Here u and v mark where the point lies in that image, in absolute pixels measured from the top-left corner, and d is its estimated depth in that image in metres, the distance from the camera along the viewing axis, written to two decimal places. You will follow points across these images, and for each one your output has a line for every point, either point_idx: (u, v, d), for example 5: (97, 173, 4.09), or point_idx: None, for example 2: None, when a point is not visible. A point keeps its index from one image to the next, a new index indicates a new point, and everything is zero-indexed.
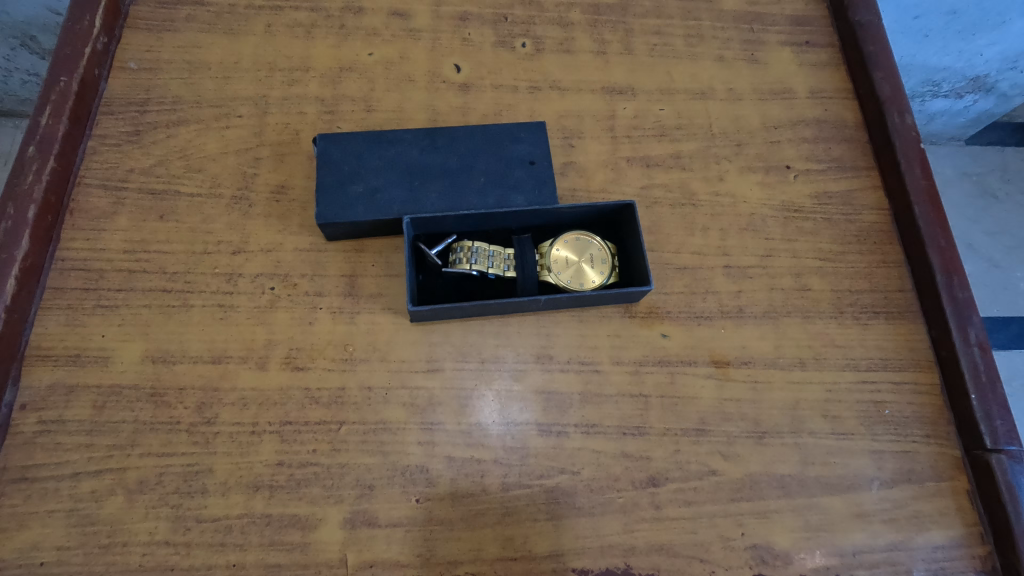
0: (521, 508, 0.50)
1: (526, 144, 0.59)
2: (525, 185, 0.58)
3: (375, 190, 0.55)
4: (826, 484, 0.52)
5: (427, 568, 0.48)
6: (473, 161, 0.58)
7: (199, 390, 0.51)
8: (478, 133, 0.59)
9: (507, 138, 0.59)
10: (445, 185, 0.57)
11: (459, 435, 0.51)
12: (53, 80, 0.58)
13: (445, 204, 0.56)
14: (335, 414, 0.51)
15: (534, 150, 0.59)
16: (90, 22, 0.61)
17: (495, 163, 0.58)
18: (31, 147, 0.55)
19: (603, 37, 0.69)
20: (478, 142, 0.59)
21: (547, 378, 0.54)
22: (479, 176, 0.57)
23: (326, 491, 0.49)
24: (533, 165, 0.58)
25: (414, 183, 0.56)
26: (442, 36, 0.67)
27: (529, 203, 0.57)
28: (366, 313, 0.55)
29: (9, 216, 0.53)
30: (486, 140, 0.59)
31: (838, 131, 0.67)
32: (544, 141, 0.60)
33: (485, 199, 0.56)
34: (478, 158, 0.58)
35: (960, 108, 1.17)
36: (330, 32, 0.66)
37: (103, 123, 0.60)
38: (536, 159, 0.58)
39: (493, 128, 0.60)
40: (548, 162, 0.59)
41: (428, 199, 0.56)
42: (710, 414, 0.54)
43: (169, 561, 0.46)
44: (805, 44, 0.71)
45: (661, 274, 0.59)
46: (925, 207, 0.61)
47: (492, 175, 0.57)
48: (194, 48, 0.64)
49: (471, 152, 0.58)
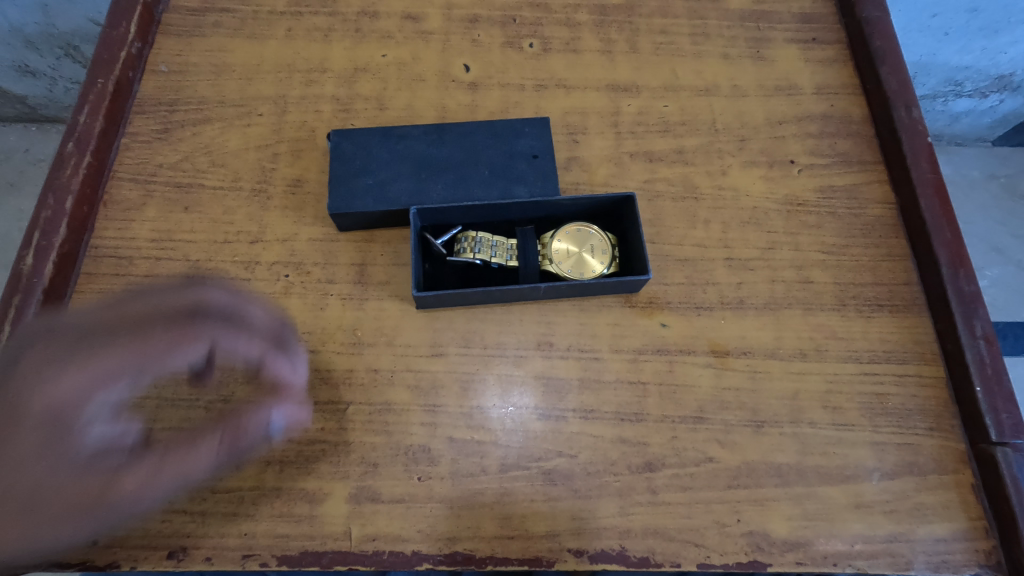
0: (519, 489, 0.51)
1: (529, 139, 0.61)
2: (528, 178, 0.59)
3: (384, 182, 0.58)
4: (825, 474, 0.52)
5: (428, 544, 0.50)
6: (478, 155, 0.60)
7: (217, 369, 0.54)
8: (482, 128, 0.61)
9: (511, 132, 0.61)
10: (451, 178, 0.59)
11: (461, 417, 0.53)
12: (91, 82, 0.63)
13: (451, 196, 0.58)
14: (343, 395, 0.54)
15: (537, 144, 0.61)
16: (126, 29, 0.66)
17: (499, 157, 0.60)
18: (70, 143, 0.60)
19: (609, 37, 0.71)
20: (483, 137, 0.61)
21: (547, 364, 0.55)
22: (484, 169, 0.59)
23: (334, 467, 0.51)
24: (536, 159, 0.60)
25: (422, 176, 0.59)
26: (453, 38, 0.70)
27: (531, 194, 0.59)
28: (374, 300, 0.57)
29: (49, 206, 0.57)
30: (490, 135, 0.61)
31: (843, 125, 0.67)
32: (547, 135, 0.62)
33: (489, 191, 0.59)
34: (483, 152, 0.60)
35: (985, 108, 1.15)
36: (347, 35, 0.70)
37: (135, 121, 0.64)
38: (539, 153, 0.60)
39: (497, 123, 0.62)
40: (551, 156, 0.61)
41: (434, 191, 0.58)
42: (708, 403, 0.54)
43: (186, 528, 0.49)
44: (812, 41, 0.72)
45: (662, 266, 0.60)
46: (931, 200, 0.61)
47: (496, 168, 0.60)
48: (219, 51, 0.68)
49: (477, 147, 0.61)
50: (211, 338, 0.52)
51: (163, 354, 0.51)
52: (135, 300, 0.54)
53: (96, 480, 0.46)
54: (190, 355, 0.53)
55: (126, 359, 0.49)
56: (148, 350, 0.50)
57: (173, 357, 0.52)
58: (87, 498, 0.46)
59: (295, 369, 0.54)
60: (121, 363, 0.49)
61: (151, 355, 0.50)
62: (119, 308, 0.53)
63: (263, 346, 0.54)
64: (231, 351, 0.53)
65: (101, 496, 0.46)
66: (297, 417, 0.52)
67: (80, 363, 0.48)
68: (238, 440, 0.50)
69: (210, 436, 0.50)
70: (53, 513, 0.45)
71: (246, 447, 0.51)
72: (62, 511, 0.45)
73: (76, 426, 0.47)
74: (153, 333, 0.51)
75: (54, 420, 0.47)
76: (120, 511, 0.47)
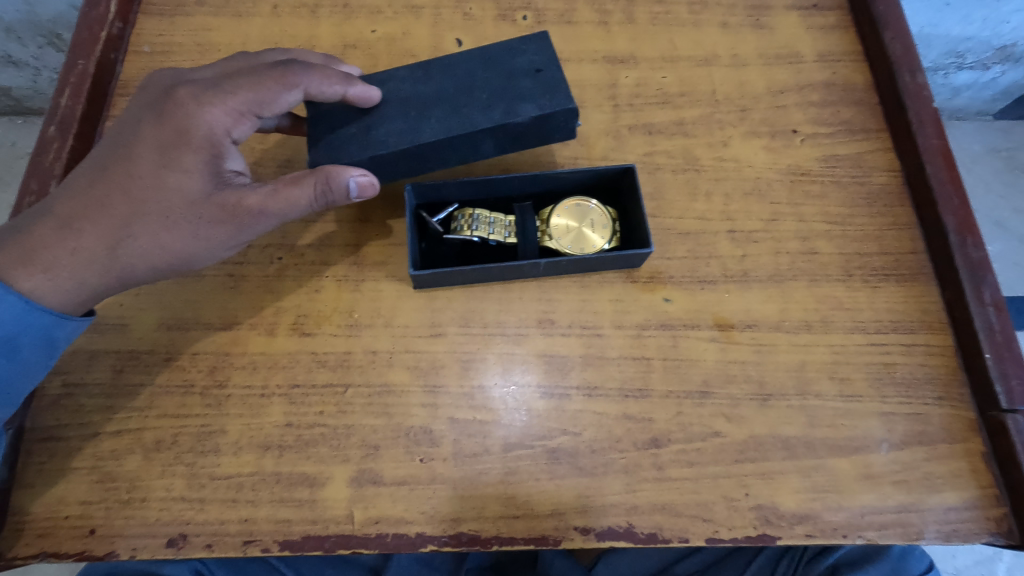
0: (523, 468, 0.50)
1: (528, 55, 0.54)
2: (534, 93, 0.52)
3: (370, 126, 0.52)
4: (834, 445, 0.52)
5: (431, 525, 0.49)
6: (473, 83, 0.53)
7: (212, 354, 0.53)
8: (474, 56, 0.54)
9: (506, 54, 0.54)
10: (445, 110, 0.52)
11: (462, 398, 0.52)
12: (72, 64, 0.62)
13: (446, 127, 0.51)
14: (342, 377, 0.53)
15: (538, 58, 0.53)
16: (106, 8, 0.64)
17: (497, 79, 0.53)
18: (52, 127, 0.59)
19: (605, 8, 0.69)
20: (475, 65, 0.54)
21: (549, 342, 0.54)
22: (481, 94, 0.52)
23: (334, 451, 0.50)
24: (540, 72, 0.53)
25: (413, 112, 0.52)
26: (444, 11, 0.68)
27: (541, 109, 0.51)
28: (370, 281, 0.56)
29: (33, 192, 0.56)
30: (483, 61, 0.54)
31: (846, 93, 0.66)
32: (549, 48, 0.54)
33: (491, 115, 0.51)
34: (478, 78, 0.53)
35: (986, 80, 1.13)
36: (334, 11, 0.68)
37: (119, 104, 0.62)
38: (542, 66, 0.53)
39: (489, 48, 0.55)
40: (556, 67, 0.53)
41: (428, 126, 0.51)
42: (714, 376, 0.54)
43: (184, 516, 0.48)
44: (812, 8, 0.70)
45: (663, 240, 0.58)
46: (937, 166, 0.60)
47: (496, 90, 0.52)
48: (204, 30, 0.66)
49: (469, 75, 0.53)
50: (304, 81, 0.50)
51: (265, 90, 0.49)
52: (239, 59, 0.53)
53: (225, 194, 0.47)
54: (286, 100, 0.49)
55: (240, 95, 0.48)
56: (254, 94, 0.48)
57: (276, 100, 0.49)
58: (223, 214, 0.47)
59: (368, 90, 0.51)
60: (235, 92, 0.48)
61: (261, 90, 0.49)
62: (229, 65, 0.53)
63: (345, 84, 0.51)
64: (319, 91, 0.50)
65: (234, 208, 0.47)
66: (368, 179, 0.48)
67: (218, 92, 0.48)
68: (326, 187, 0.47)
69: (303, 178, 0.47)
70: (197, 212, 0.47)
71: (333, 195, 0.48)
72: (200, 213, 0.47)
73: (214, 152, 0.48)
74: (258, 76, 0.49)
75: (194, 143, 0.47)
76: (255, 219, 0.48)
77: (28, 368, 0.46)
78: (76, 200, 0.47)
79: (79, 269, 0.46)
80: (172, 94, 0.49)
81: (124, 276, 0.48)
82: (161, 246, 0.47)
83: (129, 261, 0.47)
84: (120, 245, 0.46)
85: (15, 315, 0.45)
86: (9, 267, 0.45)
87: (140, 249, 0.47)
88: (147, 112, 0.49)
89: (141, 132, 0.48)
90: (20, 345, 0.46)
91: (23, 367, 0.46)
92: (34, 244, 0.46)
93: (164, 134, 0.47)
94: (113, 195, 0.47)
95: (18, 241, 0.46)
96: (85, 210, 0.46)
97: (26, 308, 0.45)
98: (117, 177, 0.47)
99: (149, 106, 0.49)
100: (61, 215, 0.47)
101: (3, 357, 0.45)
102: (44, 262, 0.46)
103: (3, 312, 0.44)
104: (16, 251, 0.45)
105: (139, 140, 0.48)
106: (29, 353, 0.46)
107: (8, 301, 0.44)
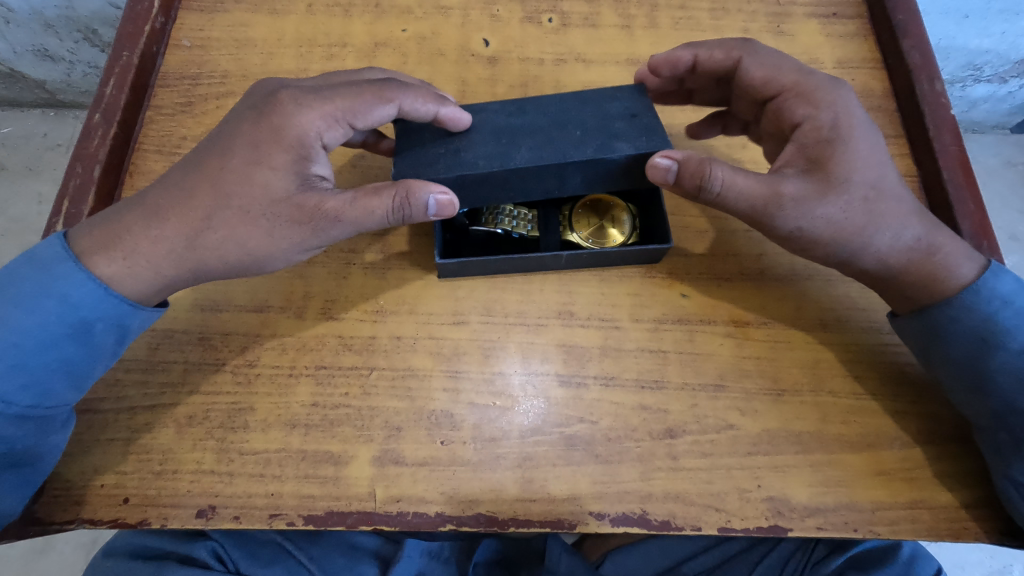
0: (540, 454, 0.52)
1: (623, 100, 0.53)
2: (630, 133, 0.51)
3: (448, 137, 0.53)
4: (846, 441, 0.52)
5: (450, 505, 0.50)
6: (567, 121, 0.52)
7: (243, 335, 0.55)
8: (568, 98, 0.54)
9: (601, 98, 0.54)
10: (537, 142, 0.51)
11: (483, 383, 0.54)
12: (118, 55, 0.64)
13: (538, 158, 0.50)
14: (367, 360, 0.54)
15: (632, 105, 0.53)
16: (150, 3, 0.67)
17: (592, 119, 0.52)
18: (96, 115, 0.62)
19: (628, 12, 0.71)
20: (568, 105, 0.53)
21: (568, 333, 0.56)
22: (576, 129, 0.51)
23: (357, 431, 0.52)
24: (634, 118, 0.52)
25: None
26: (472, 12, 0.70)
27: (637, 148, 0.50)
28: (396, 269, 0.58)
29: (78, 175, 0.59)
30: (578, 102, 0.54)
31: (864, 100, 0.67)
32: (645, 97, 0.54)
33: (585, 150, 0.50)
34: (573, 117, 0.53)
35: (1004, 94, 1.13)
36: (366, 10, 0.70)
37: (159, 94, 0.65)
38: (637, 112, 0.52)
39: (585, 93, 0.55)
40: (651, 114, 0.52)
41: (518, 154, 0.50)
42: (728, 370, 0.55)
43: (214, 488, 0.50)
44: (832, 16, 0.71)
45: (681, 238, 0.60)
46: (953, 171, 0.61)
47: (590, 127, 0.51)
48: (241, 26, 0.69)
49: (564, 114, 0.53)
50: (400, 96, 0.51)
51: (362, 101, 0.50)
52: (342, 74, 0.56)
53: (306, 196, 0.48)
54: (380, 112, 0.51)
55: (337, 101, 0.50)
56: (350, 103, 0.50)
57: (371, 112, 0.50)
58: (302, 214, 0.48)
59: (460, 113, 0.52)
60: (333, 98, 0.50)
61: (358, 100, 0.50)
62: (331, 77, 0.55)
63: (438, 104, 0.52)
64: (413, 109, 0.51)
65: (314, 211, 0.48)
66: (447, 198, 0.48)
67: (316, 96, 0.50)
68: (406, 201, 0.47)
69: (383, 190, 0.48)
70: (276, 211, 0.48)
71: (412, 209, 0.48)
72: (280, 212, 0.48)
73: (301, 153, 0.49)
74: (358, 87, 0.51)
75: (285, 142, 0.49)
76: (330, 222, 0.49)
77: (98, 354, 0.49)
78: (165, 189, 0.49)
79: (158, 256, 0.49)
80: (272, 93, 0.51)
81: (202, 266, 0.50)
82: (237, 241, 0.48)
83: (204, 252, 0.49)
84: (198, 237, 0.48)
85: (91, 299, 0.48)
86: (96, 250, 0.48)
87: (217, 242, 0.48)
88: (246, 109, 0.51)
89: (238, 130, 0.49)
90: (91, 331, 0.48)
91: (92, 351, 0.49)
92: (122, 230, 0.49)
93: (257, 131, 0.49)
94: (200, 187, 0.48)
95: (110, 227, 0.49)
96: (171, 200, 0.49)
97: (102, 294, 0.48)
98: (205, 170, 0.49)
99: (249, 104, 0.51)
100: (150, 203, 0.49)
101: (76, 340, 0.48)
102: (126, 248, 0.48)
103: (82, 297, 0.47)
104: (106, 237, 0.49)
105: (235, 136, 0.49)
106: (99, 339, 0.49)
107: (88, 286, 0.48)
